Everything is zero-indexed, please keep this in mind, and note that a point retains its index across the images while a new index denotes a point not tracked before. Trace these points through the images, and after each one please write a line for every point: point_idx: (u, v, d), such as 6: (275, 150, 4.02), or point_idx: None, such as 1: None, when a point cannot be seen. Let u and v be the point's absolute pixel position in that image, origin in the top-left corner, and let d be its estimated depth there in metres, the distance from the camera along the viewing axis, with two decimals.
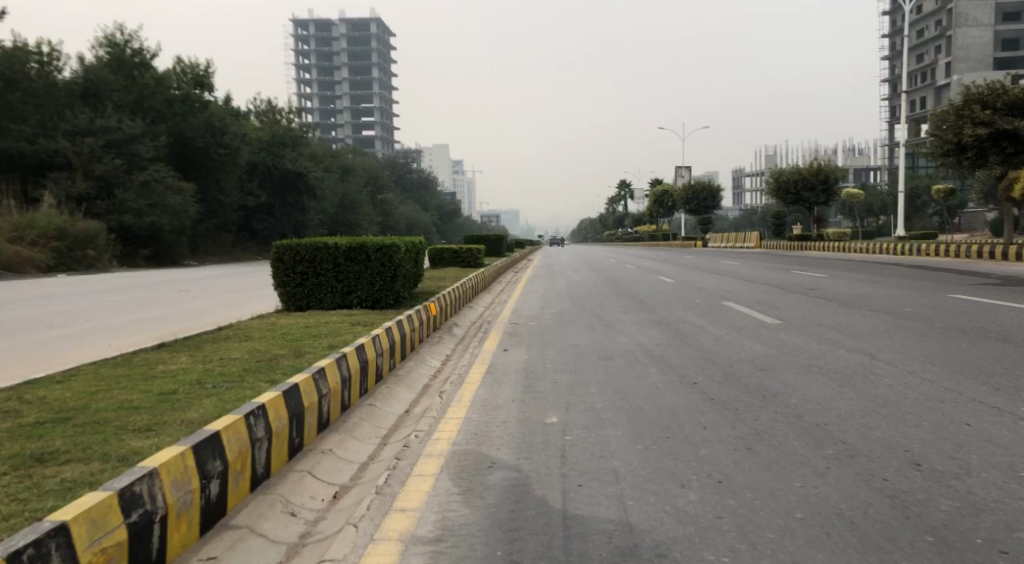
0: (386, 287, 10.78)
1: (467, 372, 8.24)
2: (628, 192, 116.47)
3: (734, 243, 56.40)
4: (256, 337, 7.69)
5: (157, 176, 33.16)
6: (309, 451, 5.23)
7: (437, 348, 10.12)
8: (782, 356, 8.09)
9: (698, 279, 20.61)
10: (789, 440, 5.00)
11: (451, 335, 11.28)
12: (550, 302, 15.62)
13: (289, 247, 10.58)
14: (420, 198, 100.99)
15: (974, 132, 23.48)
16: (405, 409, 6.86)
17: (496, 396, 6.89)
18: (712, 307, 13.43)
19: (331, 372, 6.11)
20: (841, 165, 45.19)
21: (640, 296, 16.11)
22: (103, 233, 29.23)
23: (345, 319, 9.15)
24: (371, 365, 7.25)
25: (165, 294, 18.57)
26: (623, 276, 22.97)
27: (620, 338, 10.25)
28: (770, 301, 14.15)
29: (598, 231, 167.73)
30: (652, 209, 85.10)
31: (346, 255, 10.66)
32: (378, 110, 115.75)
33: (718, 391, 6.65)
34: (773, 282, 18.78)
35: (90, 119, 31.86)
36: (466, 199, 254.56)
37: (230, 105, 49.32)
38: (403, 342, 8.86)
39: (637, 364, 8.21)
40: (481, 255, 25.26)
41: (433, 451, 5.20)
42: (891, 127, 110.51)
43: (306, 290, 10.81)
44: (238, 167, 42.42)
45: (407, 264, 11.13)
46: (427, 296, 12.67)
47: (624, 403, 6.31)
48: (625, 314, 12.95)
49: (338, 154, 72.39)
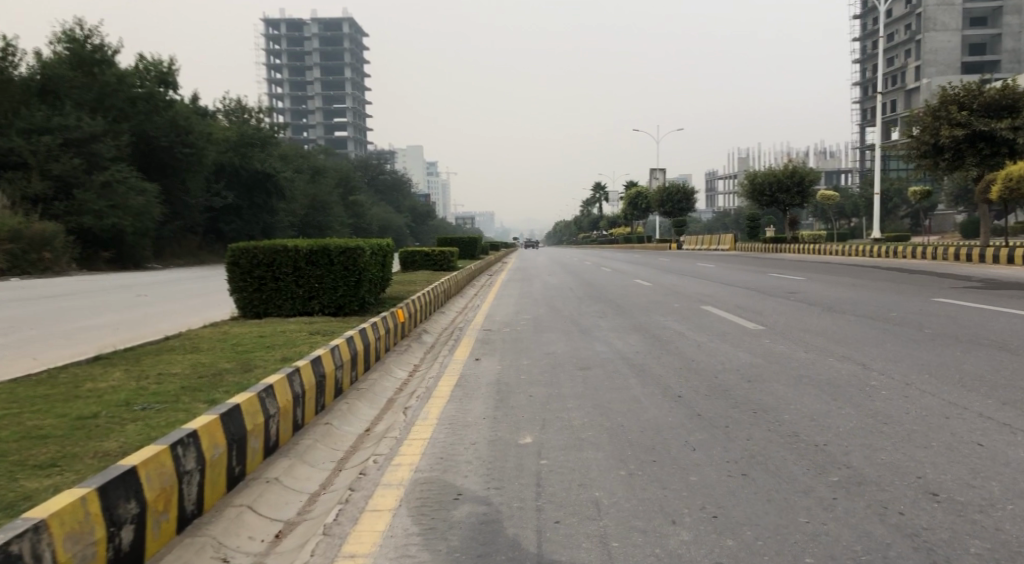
0: (351, 293, 10.23)
1: (435, 384, 7.69)
2: (603, 194, 116.49)
3: (709, 245, 56.40)
4: (204, 348, 7.08)
5: (118, 176, 32.05)
6: (251, 480, 4.62)
7: (404, 357, 9.56)
8: (770, 367, 7.65)
9: (675, 282, 20.24)
10: (787, 464, 4.52)
11: (420, 343, 10.73)
12: (524, 306, 15.10)
13: (246, 250, 9.96)
14: (394, 200, 99.99)
15: (950, 134, 23.59)
16: (365, 428, 6.28)
17: (465, 412, 6.34)
18: (691, 312, 13.01)
19: (281, 389, 5.52)
20: (815, 168, 45.38)
21: (617, 300, 15.67)
22: (61, 234, 28.14)
23: (304, 328, 8.54)
24: (328, 379, 6.67)
25: (121, 298, 17.72)
26: (600, 279, 22.55)
27: (598, 345, 9.77)
28: (750, 306, 13.78)
29: (573, 234, 167.83)
30: (627, 212, 85.10)
31: (307, 259, 10.06)
32: (352, 111, 114.53)
33: (704, 406, 6.17)
34: (752, 285, 18.47)
35: (47, 117, 30.68)
36: (440, 202, 253.41)
37: (197, 105, 48.14)
38: (366, 352, 8.29)
39: (616, 374, 7.72)
40: (454, 258, 24.69)
41: (391, 480, 4.62)
42: (861, 131, 111.97)
43: (265, 296, 10.21)
44: (205, 167, 41.29)
45: (372, 267, 10.57)
46: (395, 301, 12.12)
47: (604, 420, 5.80)
48: (602, 319, 12.48)
49: (309, 155, 71.22)
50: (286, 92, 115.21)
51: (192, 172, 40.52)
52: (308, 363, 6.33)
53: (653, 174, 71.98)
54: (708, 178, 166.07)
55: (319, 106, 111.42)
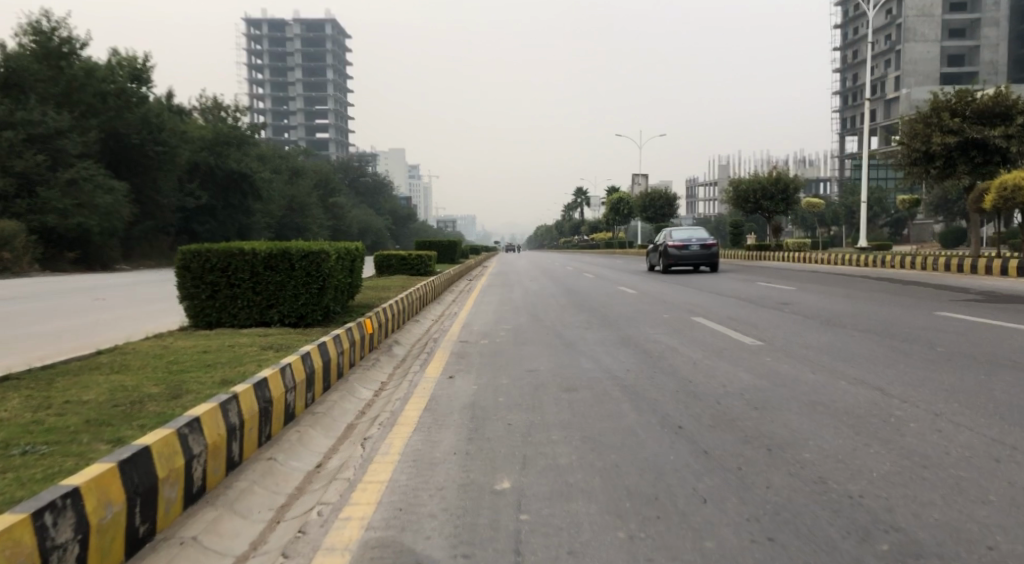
0: (313, 301, 9.30)
1: (402, 408, 6.79)
2: (585, 199, 115.79)
3: None
4: (134, 365, 6.10)
5: (86, 173, 30.66)
6: (161, 541, 3.68)
7: (370, 374, 8.64)
8: (777, 394, 6.93)
9: (661, 290, 19.47)
10: (822, 527, 3.77)
11: (390, 357, 9.86)
12: (504, 315, 14.25)
13: (197, 253, 9.02)
14: (374, 203, 98.55)
15: (942, 141, 23.19)
16: (316, 463, 5.37)
17: (434, 444, 5.49)
18: (682, 324, 12.25)
19: (212, 420, 4.58)
20: (799, 175, 45.03)
21: (601, 310, 14.86)
22: (21, 233, 26.68)
23: (258, 341, 7.60)
24: (276, 404, 5.75)
25: (74, 302, 16.53)
26: (583, 286, 21.74)
27: (585, 360, 8.98)
28: (743, 317, 13.07)
29: (555, 238, 166.98)
30: (609, 217, 84.45)
31: (264, 264, 9.10)
32: (333, 112, 112.97)
33: (710, 441, 5.41)
34: (742, 294, 17.78)
35: (10, 111, 29.20)
36: (421, 204, 251.94)
37: (171, 102, 46.68)
38: (325, 369, 7.39)
39: (607, 397, 6.93)
40: (432, 263, 23.76)
41: (335, 543, 3.72)
42: (841, 140, 112.61)
43: (218, 304, 9.24)
44: (178, 166, 39.96)
45: (338, 273, 9.65)
46: (364, 310, 11.18)
47: (595, 459, 5.01)
48: (588, 331, 11.68)
49: (287, 155, 69.66)
50: (266, 91, 113.23)
51: (164, 171, 39.14)
52: (252, 386, 5.41)
53: (636, 179, 71.41)
54: (689, 185, 166.46)
55: (300, 106, 109.80)
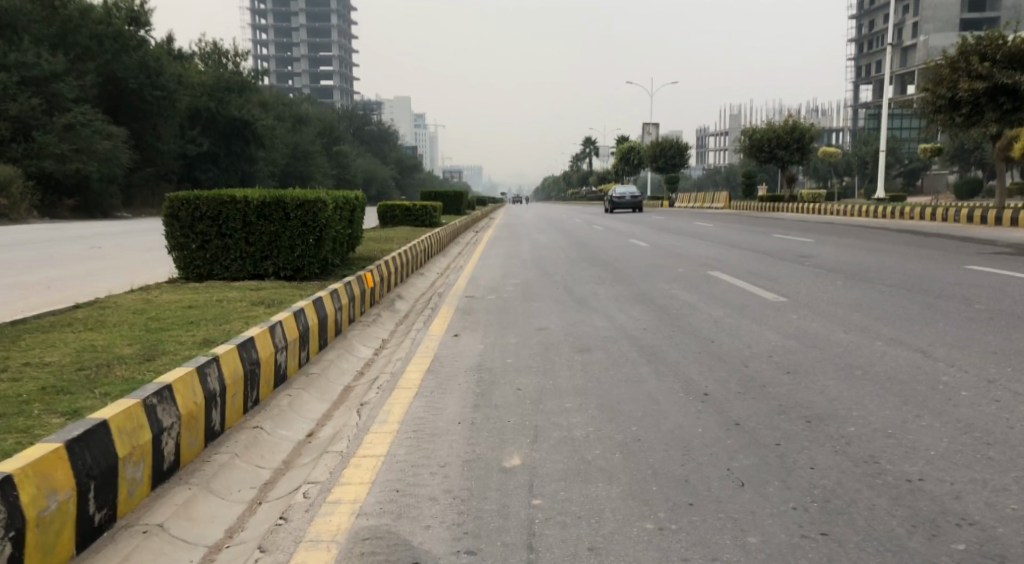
0: (309, 254, 8.76)
1: (403, 369, 6.29)
2: (594, 149, 113.93)
3: (703, 203, 54.96)
4: (110, 321, 5.58)
5: (83, 118, 29.81)
6: (122, 528, 3.18)
7: (371, 331, 8.13)
8: (809, 357, 6.43)
9: (673, 243, 18.85)
10: (882, 519, 3.30)
11: (392, 312, 9.37)
12: (512, 269, 13.72)
13: (186, 201, 8.45)
14: (380, 152, 97.19)
15: (970, 87, 22.14)
16: (308, 433, 4.89)
17: (437, 412, 5.01)
18: (699, 278, 11.70)
19: (186, 387, 4.06)
20: (815, 124, 43.76)
21: (613, 264, 14.30)
22: (18, 180, 26.09)
23: (248, 295, 7.06)
24: (263, 366, 5.23)
25: (70, 251, 16.01)
26: (593, 239, 21.15)
27: (599, 318, 8.47)
28: (763, 271, 12.50)
29: (562, 188, 165.07)
30: (618, 167, 83.09)
31: (257, 213, 8.52)
32: (337, 59, 110.69)
33: (741, 411, 4.94)
34: (758, 247, 17.17)
35: (4, 52, 28.22)
36: (427, 153, 248.74)
37: (170, 46, 45.43)
38: (321, 325, 6.89)
39: (623, 361, 6.44)
40: (437, 214, 23.11)
41: (321, 535, 3.23)
42: (857, 89, 109.96)
43: (210, 256, 8.72)
44: (177, 112, 39.03)
45: (336, 224, 9.07)
46: (365, 262, 10.63)
47: (616, 432, 4.54)
48: (600, 286, 11.15)
49: (290, 102, 68.20)
50: (269, 37, 110.56)
51: (164, 117, 38.23)
52: (236, 347, 4.88)
53: (646, 128, 69.78)
54: (699, 135, 163.53)
55: (304, 53, 107.62)
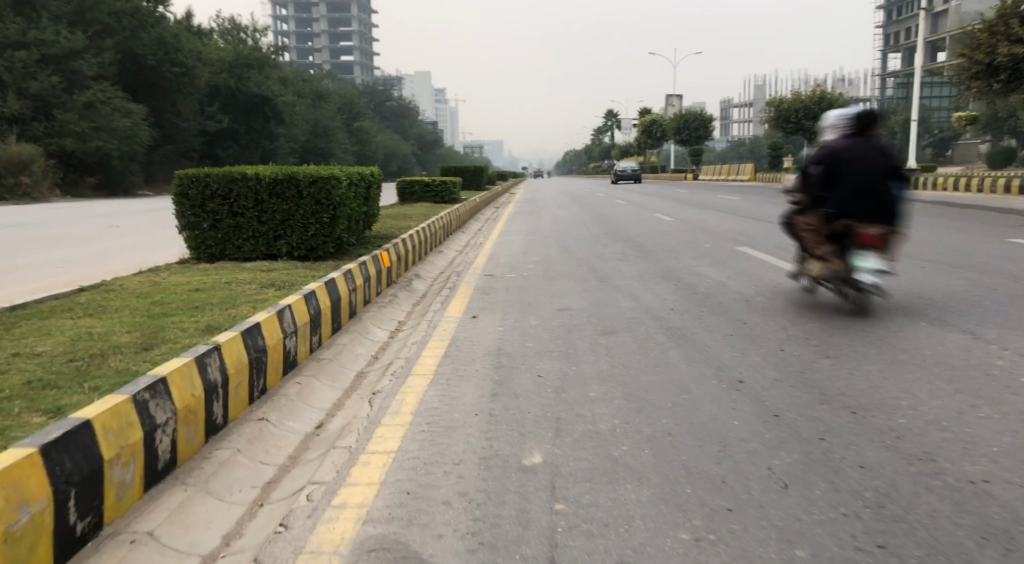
0: (323, 233, 8.48)
1: (419, 354, 6.00)
2: (616, 122, 112.33)
3: (727, 176, 53.96)
4: (111, 307, 5.31)
5: (102, 95, 29.71)
6: (108, 538, 2.92)
7: (387, 312, 7.84)
8: (849, 339, 6.04)
9: (697, 217, 18.36)
10: (946, 529, 2.96)
11: (409, 293, 9.08)
12: (533, 245, 13.37)
13: (196, 178, 8.18)
14: (400, 127, 96.70)
15: (1009, 52, 21.19)
16: (317, 425, 4.62)
17: (453, 402, 4.71)
18: (726, 255, 11.27)
19: (183, 379, 3.79)
20: (844, 93, 42.55)
21: (636, 239, 13.87)
22: (39, 158, 26.13)
23: (258, 277, 6.79)
24: (270, 353, 4.96)
25: (87, 230, 15.92)
26: (616, 214, 20.68)
27: (624, 297, 8.12)
28: (793, 247, 12.03)
29: (584, 162, 163.44)
30: (641, 140, 81.82)
31: (269, 191, 8.23)
32: (357, 34, 109.90)
33: (780, 401, 4.59)
34: (787, 221, 16.61)
35: (23, 29, 28.14)
36: (448, 128, 247.24)
37: (189, 22, 45.20)
38: (334, 308, 6.61)
39: (651, 345, 6.10)
40: (456, 189, 22.76)
41: (324, 546, 2.96)
42: (886, 57, 107.03)
43: (221, 236, 8.45)
44: (196, 89, 38.85)
45: (350, 201, 8.76)
46: (381, 240, 10.33)
47: (644, 425, 4.22)
48: (623, 263, 10.78)
49: (309, 78, 67.82)
50: (288, 13, 110.02)
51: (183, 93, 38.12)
52: (240, 334, 4.59)
53: (669, 100, 68.46)
54: (723, 106, 160.66)
55: (324, 29, 106.98)
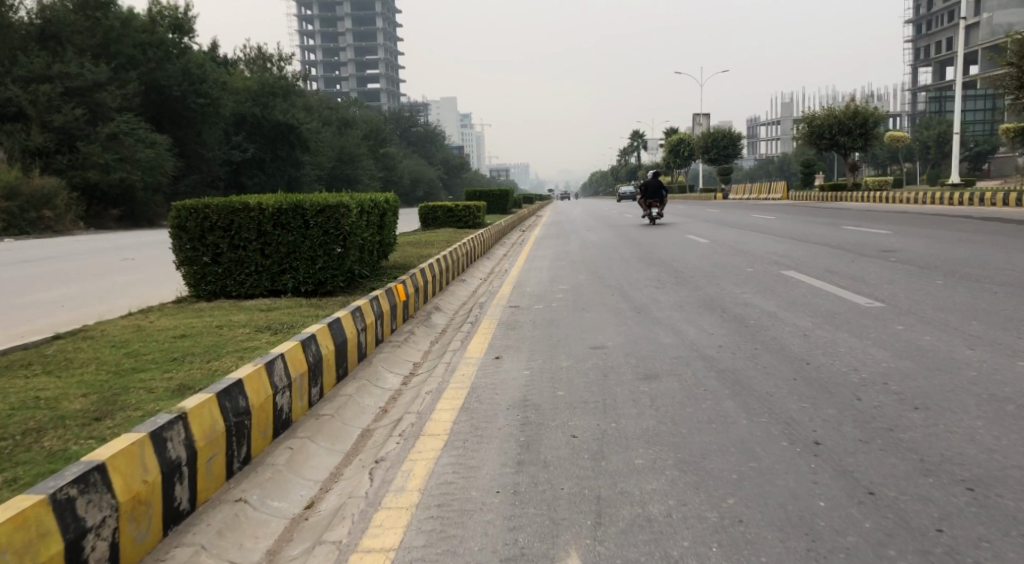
0: (332, 266, 7.79)
1: (433, 405, 5.22)
2: (641, 142, 111.31)
3: (758, 194, 52.71)
4: (78, 361, 4.63)
5: (126, 126, 29.77)
6: None
7: (401, 353, 7.09)
8: (937, 382, 5.12)
9: (735, 238, 17.42)
10: None
11: (428, 329, 8.31)
12: (562, 272, 12.58)
13: (195, 210, 7.59)
14: (425, 152, 96.97)
15: None
16: (308, 504, 3.85)
17: (470, 474, 3.90)
18: (772, 280, 10.36)
19: (130, 463, 3.04)
20: (879, 107, 41.28)
21: (672, 264, 13.03)
22: (62, 191, 26.13)
23: (255, 319, 6.08)
24: (255, 416, 4.22)
25: (102, 263, 15.49)
26: (647, 236, 19.82)
27: (664, 332, 7.27)
28: (844, 270, 11.07)
29: (610, 182, 162.71)
30: (668, 160, 80.76)
31: (274, 221, 7.58)
32: (384, 62, 110.98)
33: (873, 471, 3.70)
34: (831, 241, 15.60)
35: (47, 63, 28.35)
36: (474, 152, 248.72)
37: (215, 53, 45.61)
38: (340, 351, 5.88)
39: (700, 392, 5.25)
40: (481, 214, 22.11)
41: None
42: (918, 71, 105.04)
43: (221, 271, 7.79)
44: (221, 118, 38.99)
45: (362, 231, 8.06)
46: (398, 271, 9.63)
47: (708, 509, 3.36)
48: (660, 292, 9.92)
49: (336, 106, 68.16)
50: (316, 43, 111.58)
51: (208, 124, 38.26)
52: (214, 396, 3.86)
53: (696, 119, 67.49)
54: (750, 124, 159.02)
55: (351, 58, 108.23)
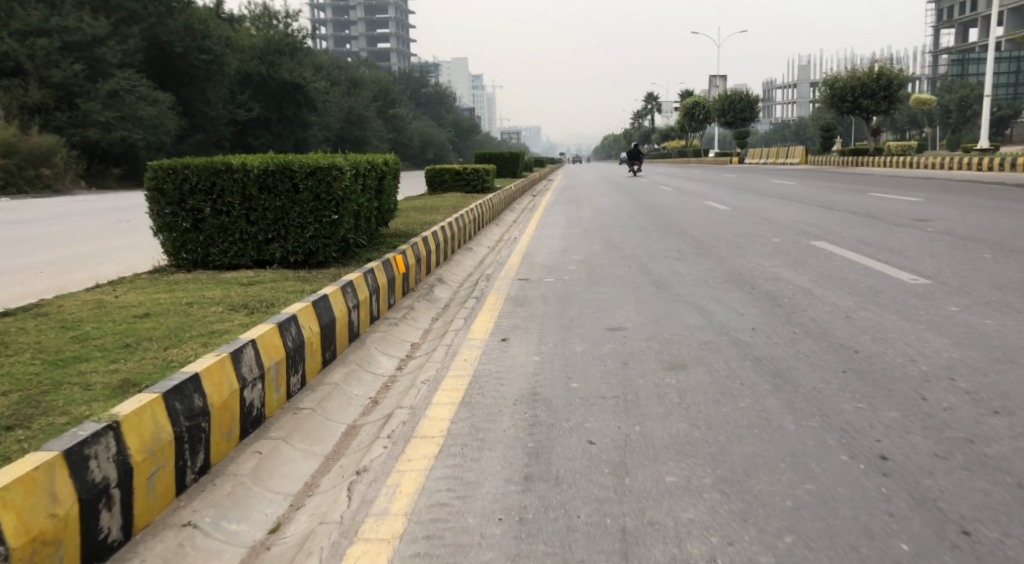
0: (325, 234, 7.12)
1: (429, 398, 4.57)
2: (655, 105, 108.96)
3: (776, 159, 51.33)
4: (16, 347, 3.98)
5: (126, 83, 28.91)
6: None
7: (398, 332, 6.42)
8: (1013, 379, 4.40)
9: (755, 205, 16.56)
10: None
11: (429, 304, 7.63)
12: (574, 241, 11.85)
13: (174, 170, 6.88)
14: (435, 114, 95.49)
15: None
16: (273, 528, 3.21)
17: (468, 493, 3.25)
18: (802, 252, 9.59)
19: (33, 494, 2.40)
20: (904, 69, 39.71)
21: (691, 233, 12.25)
22: (61, 150, 25.46)
23: (231, 296, 5.40)
24: (216, 416, 3.57)
25: (97, 225, 14.84)
26: (663, 202, 18.98)
27: (690, 312, 6.56)
28: (878, 240, 10.28)
29: (622, 145, 160.31)
30: (682, 124, 78.95)
31: (259, 184, 6.87)
32: (394, 21, 108.78)
33: (963, 502, 3.00)
34: (860, 209, 14.71)
35: (44, 16, 27.43)
36: (485, 115, 245.71)
37: (219, 9, 44.41)
38: (326, 333, 5.21)
39: (736, 386, 4.55)
40: (490, 177, 21.30)
41: None
42: (942, 33, 101.88)
43: (202, 239, 7.09)
44: (225, 75, 38.07)
45: (357, 196, 7.37)
46: (398, 240, 8.93)
47: (762, 553, 2.69)
48: (680, 264, 9.19)
49: (344, 65, 66.73)
50: (326, 2, 109.35)
51: (212, 81, 37.31)
52: (159, 397, 3.18)
53: (712, 81, 65.61)
54: (766, 87, 155.54)
55: (361, 17, 106.18)
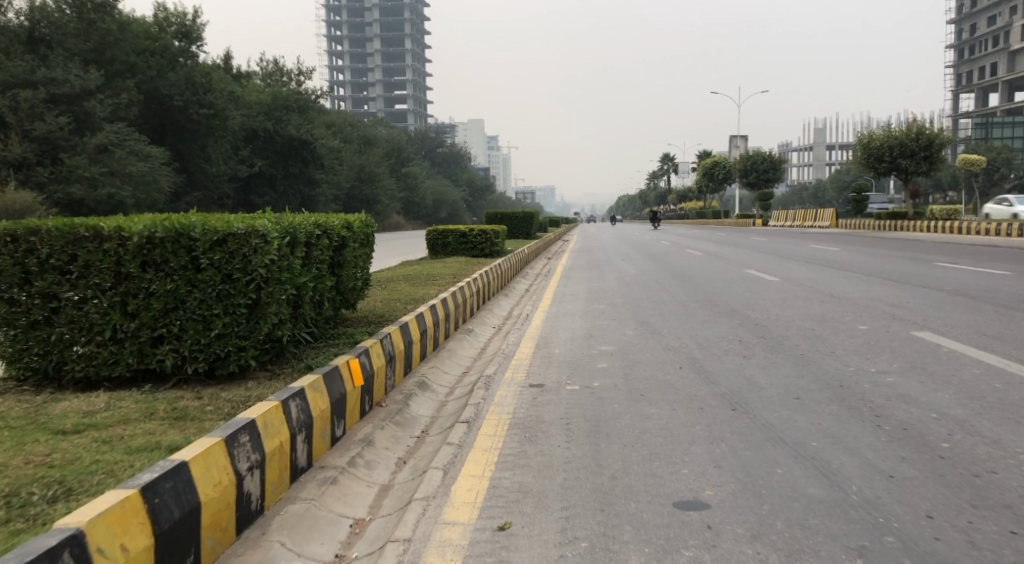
0: (239, 329, 4.76)
1: None
2: (673, 166, 107.64)
3: (803, 222, 49.02)
4: None
5: (116, 138, 27.40)
6: None
7: (335, 501, 3.95)
8: None
9: (809, 276, 14.14)
10: None
11: (397, 436, 5.15)
12: (600, 323, 9.42)
13: (18, 235, 4.67)
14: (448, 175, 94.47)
15: None
16: None
17: None
18: (913, 349, 7.13)
19: None
20: (943, 127, 37.46)
21: (746, 314, 9.83)
22: (39, 207, 23.60)
23: (5, 473, 2.97)
24: None
25: None
26: (697, 269, 16.59)
27: (803, 472, 4.08)
28: (1003, 332, 7.79)
29: (638, 206, 158.89)
30: (701, 185, 77.18)
31: (140, 257, 4.60)
32: (412, 83, 109.01)
33: None
34: (944, 283, 12.22)
35: (31, 68, 26.04)
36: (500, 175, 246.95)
37: (228, 65, 43.49)
38: (164, 545, 2.77)
39: None
40: (500, 240, 19.09)
41: None
42: (961, 97, 100.95)
43: (51, 340, 4.70)
44: (228, 131, 36.63)
45: (295, 273, 5.04)
46: (365, 330, 6.54)
47: None
48: (750, 366, 6.73)
49: (358, 124, 65.80)
50: (344, 63, 109.71)
51: (214, 137, 36.00)
52: None
53: (733, 141, 64.36)
54: (783, 148, 154.53)
55: (379, 79, 106.50)
